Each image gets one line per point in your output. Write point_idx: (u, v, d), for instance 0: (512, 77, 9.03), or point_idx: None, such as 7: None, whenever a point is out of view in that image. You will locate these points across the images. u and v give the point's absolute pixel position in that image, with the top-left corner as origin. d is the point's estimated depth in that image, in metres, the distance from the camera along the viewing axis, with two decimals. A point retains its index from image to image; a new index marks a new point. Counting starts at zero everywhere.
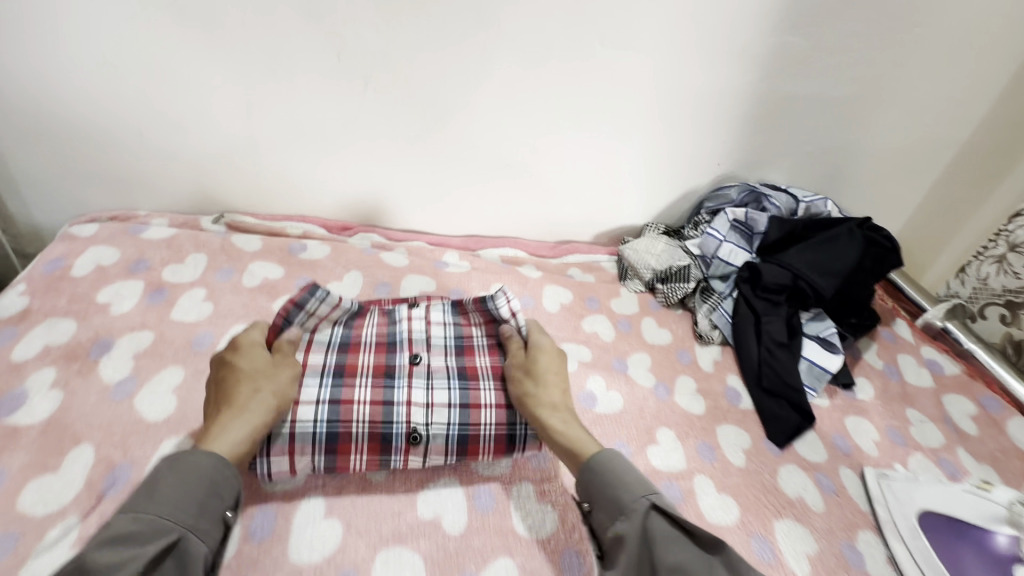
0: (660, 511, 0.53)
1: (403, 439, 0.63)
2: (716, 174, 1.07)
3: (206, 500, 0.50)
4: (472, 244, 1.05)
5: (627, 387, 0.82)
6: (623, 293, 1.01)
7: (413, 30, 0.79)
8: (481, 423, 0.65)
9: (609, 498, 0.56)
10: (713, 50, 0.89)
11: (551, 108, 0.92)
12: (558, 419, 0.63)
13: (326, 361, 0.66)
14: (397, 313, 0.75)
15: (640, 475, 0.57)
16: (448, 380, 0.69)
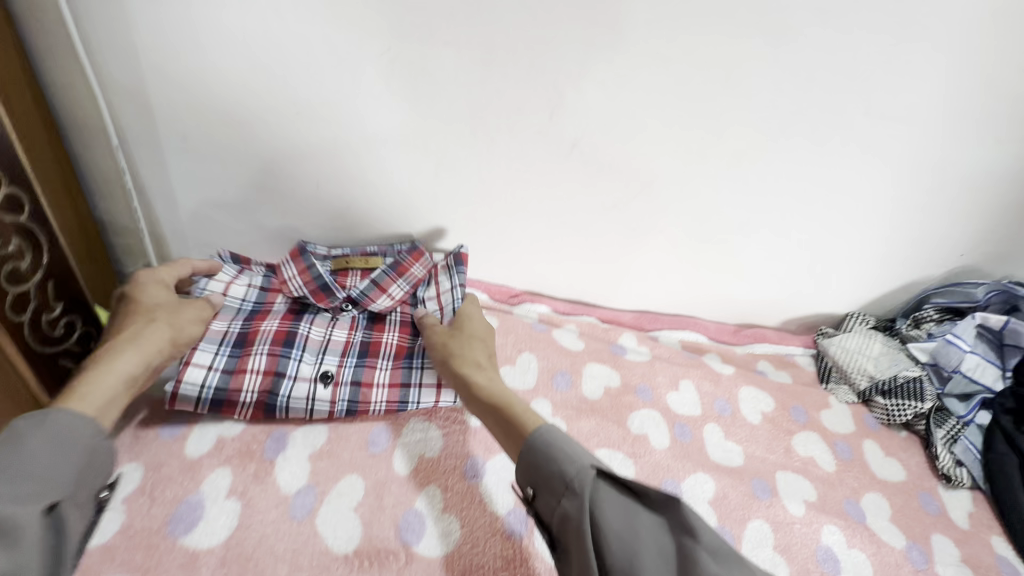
0: (607, 476, 0.46)
1: (262, 392, 0.62)
2: (954, 266, 0.88)
3: (85, 470, 0.44)
4: (646, 322, 0.91)
5: (878, 551, 0.65)
6: (831, 403, 0.84)
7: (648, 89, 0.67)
8: (241, 388, 0.61)
9: (543, 467, 0.47)
10: (989, 128, 0.73)
11: (778, 183, 0.78)
12: (483, 376, 0.59)
13: (388, 339, 0.69)
14: (392, 283, 0.72)
15: (575, 445, 0.48)
16: (302, 350, 0.65)
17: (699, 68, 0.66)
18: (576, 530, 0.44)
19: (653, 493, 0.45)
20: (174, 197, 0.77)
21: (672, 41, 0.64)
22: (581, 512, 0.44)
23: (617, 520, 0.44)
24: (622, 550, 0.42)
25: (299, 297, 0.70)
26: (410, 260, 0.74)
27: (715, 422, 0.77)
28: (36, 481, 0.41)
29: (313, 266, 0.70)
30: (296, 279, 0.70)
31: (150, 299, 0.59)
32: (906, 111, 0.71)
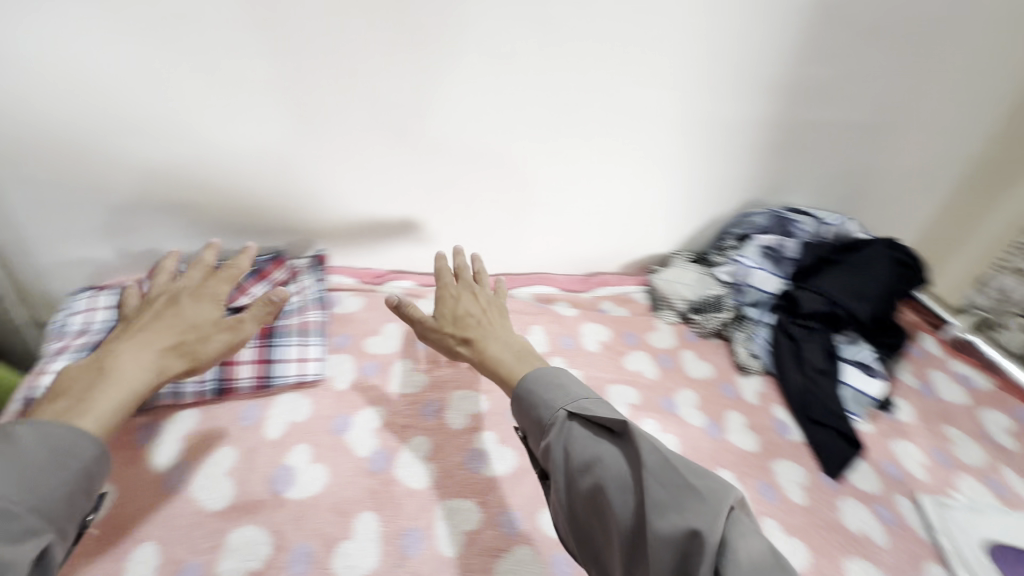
0: (580, 419, 0.57)
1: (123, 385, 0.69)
2: (742, 201, 1.07)
3: (75, 490, 0.49)
4: (503, 284, 1.04)
5: (683, 430, 0.82)
6: (658, 326, 1.01)
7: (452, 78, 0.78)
8: None
9: (529, 408, 0.61)
10: (734, 86, 0.91)
11: (583, 147, 0.92)
12: (492, 340, 0.69)
13: None
14: (255, 284, 0.83)
15: (560, 388, 0.60)
16: None
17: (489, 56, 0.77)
18: (550, 454, 0.56)
19: (616, 427, 0.55)
20: (16, 224, 0.80)
21: (458, 35, 0.74)
22: (553, 445, 0.56)
23: (583, 448, 0.55)
24: (583, 466, 0.53)
25: (156, 305, 0.82)
26: (271, 267, 0.85)
27: (559, 355, 0.91)
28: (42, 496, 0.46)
29: (175, 280, 0.84)
30: (156, 292, 0.84)
31: (192, 315, 0.66)
32: (667, 77, 0.87)
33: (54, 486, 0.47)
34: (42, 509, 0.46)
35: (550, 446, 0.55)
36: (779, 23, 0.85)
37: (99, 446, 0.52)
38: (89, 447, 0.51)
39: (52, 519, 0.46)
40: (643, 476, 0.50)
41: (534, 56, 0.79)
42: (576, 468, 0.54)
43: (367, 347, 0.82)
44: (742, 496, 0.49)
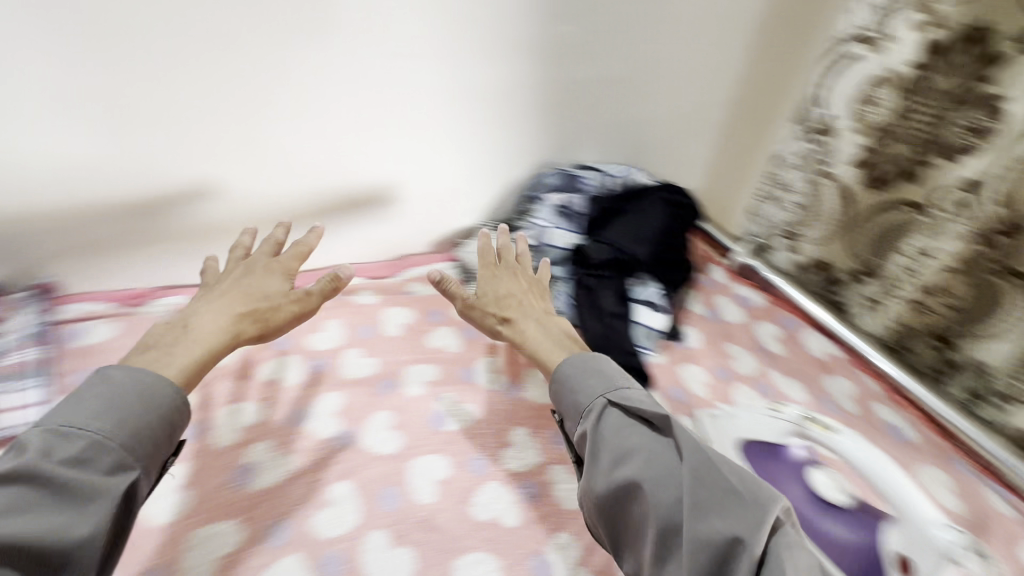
0: (614, 406, 0.63)
1: None
2: (533, 164, 1.10)
3: (167, 434, 0.54)
4: (297, 281, 0.96)
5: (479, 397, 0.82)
6: (465, 299, 1.00)
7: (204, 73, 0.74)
8: None
9: (574, 401, 0.66)
10: (490, 49, 0.91)
11: (346, 121, 0.86)
12: (533, 322, 0.78)
13: None
14: None
15: (607, 376, 0.67)
16: None
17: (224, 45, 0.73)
18: (587, 440, 0.62)
19: (657, 420, 0.60)
20: None
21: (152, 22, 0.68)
22: (587, 431, 0.62)
23: (617, 441, 0.60)
24: (618, 457, 0.58)
25: None
26: None
27: (355, 346, 0.86)
28: (117, 438, 0.49)
29: None
30: None
31: (263, 284, 0.71)
32: (410, 46, 0.84)
33: (151, 424, 0.52)
34: (132, 446, 0.50)
35: (591, 431, 0.61)
36: None
37: (176, 396, 0.56)
38: (167, 392, 0.55)
39: (135, 459, 0.50)
40: (683, 471, 0.56)
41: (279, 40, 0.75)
42: (608, 462, 0.58)
43: None
44: (786, 504, 0.55)
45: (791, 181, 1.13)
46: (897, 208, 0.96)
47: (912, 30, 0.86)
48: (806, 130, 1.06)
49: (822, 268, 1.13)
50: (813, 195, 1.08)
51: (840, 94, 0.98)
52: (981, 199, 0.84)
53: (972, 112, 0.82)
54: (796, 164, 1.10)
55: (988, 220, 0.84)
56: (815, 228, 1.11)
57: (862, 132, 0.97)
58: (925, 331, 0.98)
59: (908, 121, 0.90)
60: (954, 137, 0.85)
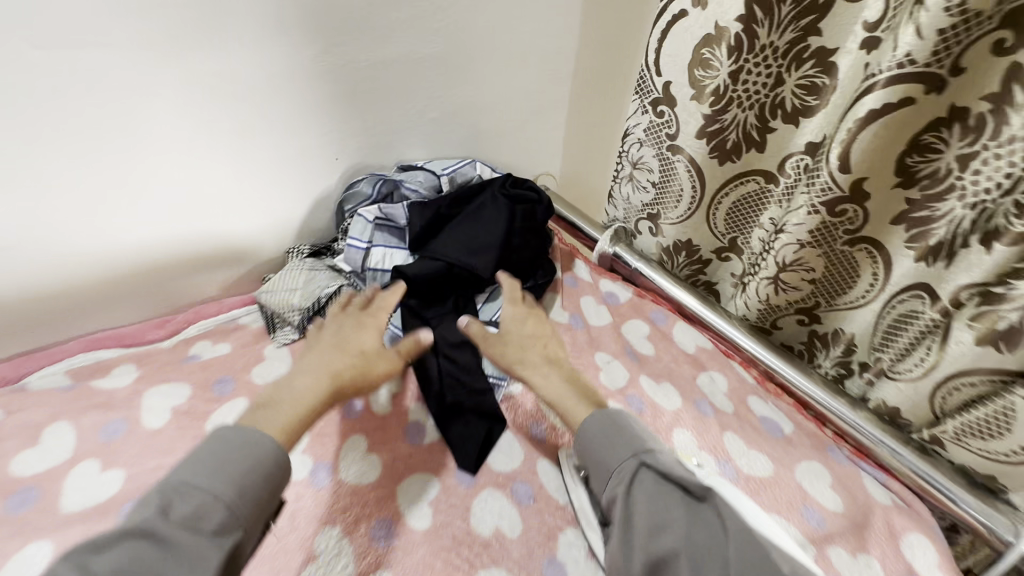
0: (649, 467, 0.55)
1: None
2: (341, 170, 0.90)
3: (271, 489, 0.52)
4: (15, 372, 0.72)
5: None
6: (270, 352, 0.80)
7: (51, 129, 0.63)
8: None
9: (603, 459, 0.59)
10: (224, 33, 0.67)
11: (77, 148, 0.65)
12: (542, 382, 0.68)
13: None
14: None
15: (631, 433, 0.59)
16: None
17: (61, 115, 0.62)
18: (617, 505, 0.54)
19: (691, 484, 0.52)
20: None
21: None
22: (619, 496, 0.54)
23: (651, 504, 0.52)
24: (654, 527, 0.50)
25: None
26: None
27: (95, 456, 0.64)
28: (216, 500, 0.47)
29: None
30: None
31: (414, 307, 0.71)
32: (88, 28, 0.59)
33: (240, 478, 0.49)
34: (233, 502, 0.47)
35: (621, 494, 0.53)
36: None
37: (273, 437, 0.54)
38: (269, 444, 0.53)
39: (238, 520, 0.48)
40: (729, 547, 0.48)
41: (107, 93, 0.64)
42: (641, 530, 0.50)
43: None
44: None
45: (647, 159, 0.99)
46: (750, 178, 0.89)
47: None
48: (643, 101, 0.94)
49: (687, 249, 1.04)
50: (666, 172, 0.97)
51: (672, 60, 0.85)
52: (823, 164, 0.74)
53: (803, 68, 0.75)
54: (643, 139, 0.98)
55: (830, 188, 0.75)
56: (676, 208, 1.00)
57: (699, 98, 0.85)
58: (791, 309, 0.92)
59: (744, 82, 0.80)
60: (792, 99, 0.79)
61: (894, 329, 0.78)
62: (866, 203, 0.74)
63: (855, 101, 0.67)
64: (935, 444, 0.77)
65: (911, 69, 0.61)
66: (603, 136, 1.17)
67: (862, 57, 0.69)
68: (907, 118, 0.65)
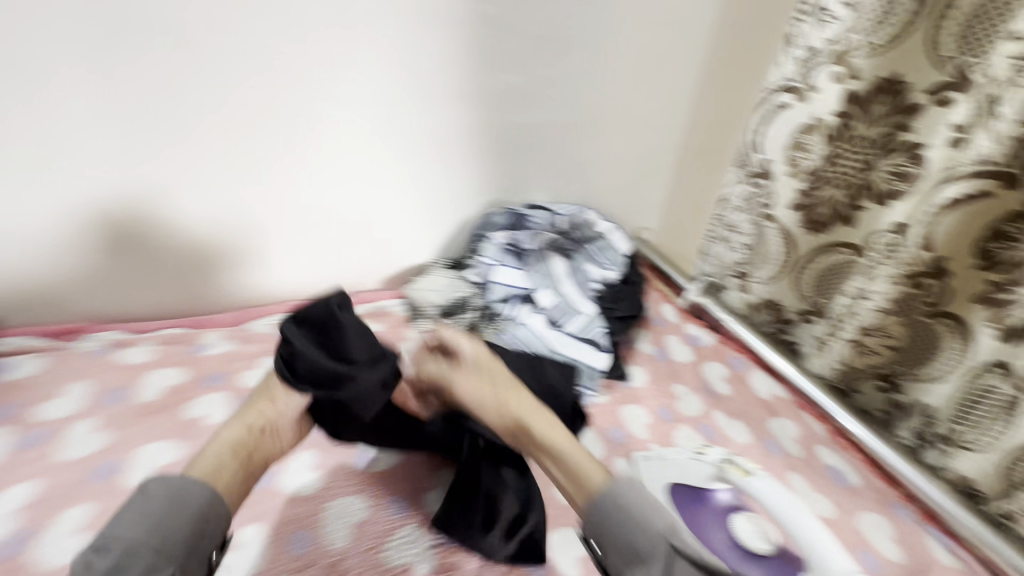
0: (682, 554, 0.54)
1: None
2: (483, 203, 1.12)
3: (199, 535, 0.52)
4: (241, 320, 0.97)
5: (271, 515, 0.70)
6: (410, 336, 1.02)
7: (325, 83, 0.86)
8: None
9: (625, 544, 0.57)
10: (426, 95, 0.93)
11: (336, 113, 0.89)
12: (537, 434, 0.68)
13: None
14: None
15: (653, 510, 0.58)
16: None
17: (337, 82, 0.87)
18: None
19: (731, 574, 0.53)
20: None
21: (93, 57, 0.73)
22: None
23: None
24: None
25: None
26: None
27: None
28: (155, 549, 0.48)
29: None
30: None
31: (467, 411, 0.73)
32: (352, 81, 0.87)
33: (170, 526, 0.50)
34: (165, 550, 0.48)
35: None
36: (453, 34, 0.89)
37: (211, 492, 0.55)
38: (201, 491, 0.54)
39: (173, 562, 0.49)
40: None
41: (313, 110, 0.87)
42: None
43: (39, 412, 0.75)
44: None
45: (739, 224, 1.13)
46: (839, 249, 0.96)
47: (832, 82, 0.89)
48: (744, 172, 1.09)
49: (773, 307, 1.12)
50: (758, 238, 1.10)
51: (775, 140, 1.00)
52: (907, 240, 0.86)
53: (893, 157, 0.85)
54: (740, 206, 1.11)
55: (915, 260, 0.85)
56: (767, 268, 1.10)
57: (793, 175, 0.99)
58: (869, 372, 0.97)
59: (836, 165, 0.92)
60: (882, 182, 0.87)
61: (970, 403, 0.83)
62: (946, 279, 0.83)
63: (939, 188, 0.80)
64: (1007, 519, 0.81)
65: (990, 167, 0.74)
66: None
67: (949, 153, 0.78)
68: (988, 209, 0.76)
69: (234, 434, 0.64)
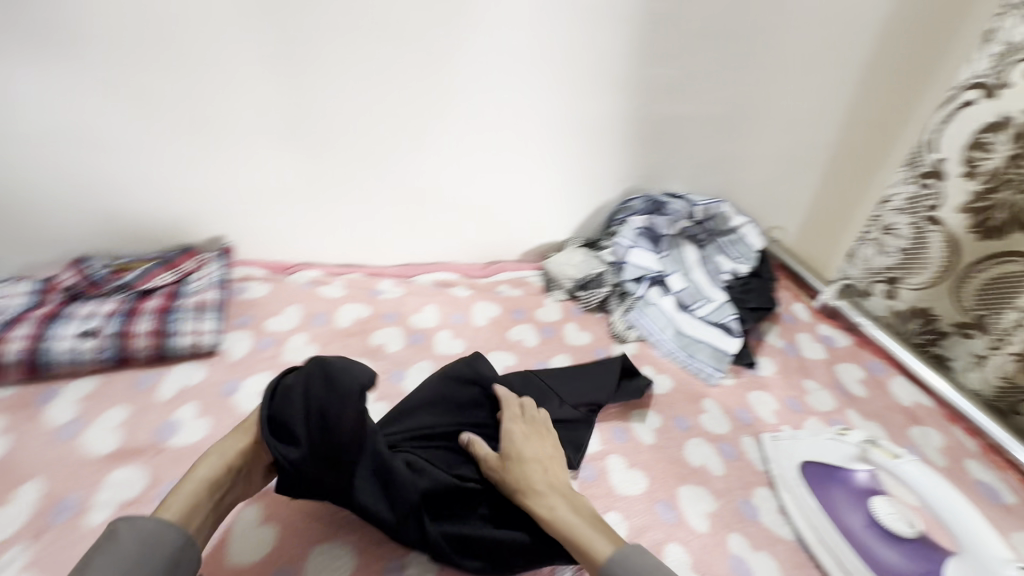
0: None
1: (35, 327, 0.80)
2: (623, 187, 1.18)
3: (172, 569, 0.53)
4: (407, 272, 1.12)
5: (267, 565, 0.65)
6: (547, 303, 1.11)
7: (510, 67, 0.95)
8: (8, 345, 0.77)
9: None
10: (588, 82, 1.01)
11: (511, 94, 0.98)
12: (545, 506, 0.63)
13: (132, 301, 0.87)
14: (145, 277, 0.90)
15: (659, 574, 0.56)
16: (61, 324, 0.81)
17: (517, 66, 0.95)
18: None
19: None
20: None
21: (319, 35, 0.84)
22: None
23: None
24: None
25: (69, 286, 0.87)
26: (182, 258, 0.94)
27: (447, 328, 1.00)
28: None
29: (89, 267, 0.90)
30: (70, 274, 0.89)
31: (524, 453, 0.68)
32: (530, 66, 0.96)
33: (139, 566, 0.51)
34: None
35: None
36: (622, 27, 0.96)
37: (184, 535, 0.55)
38: (168, 530, 0.54)
39: None
40: None
41: (494, 91, 0.97)
42: None
43: (267, 325, 0.94)
44: None
45: (899, 227, 1.07)
46: (1012, 259, 0.91)
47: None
48: (913, 172, 1.03)
49: (925, 316, 1.07)
50: (919, 243, 1.04)
51: (952, 139, 0.95)
52: None
53: None
54: (902, 207, 1.06)
55: None
56: (924, 275, 1.05)
57: (967, 176, 0.94)
58: None
59: (1023, 166, 0.87)
60: None
61: None
62: None
63: None
64: None
65: None
66: (851, 203, 1.28)
67: None
68: None
69: (209, 468, 0.61)
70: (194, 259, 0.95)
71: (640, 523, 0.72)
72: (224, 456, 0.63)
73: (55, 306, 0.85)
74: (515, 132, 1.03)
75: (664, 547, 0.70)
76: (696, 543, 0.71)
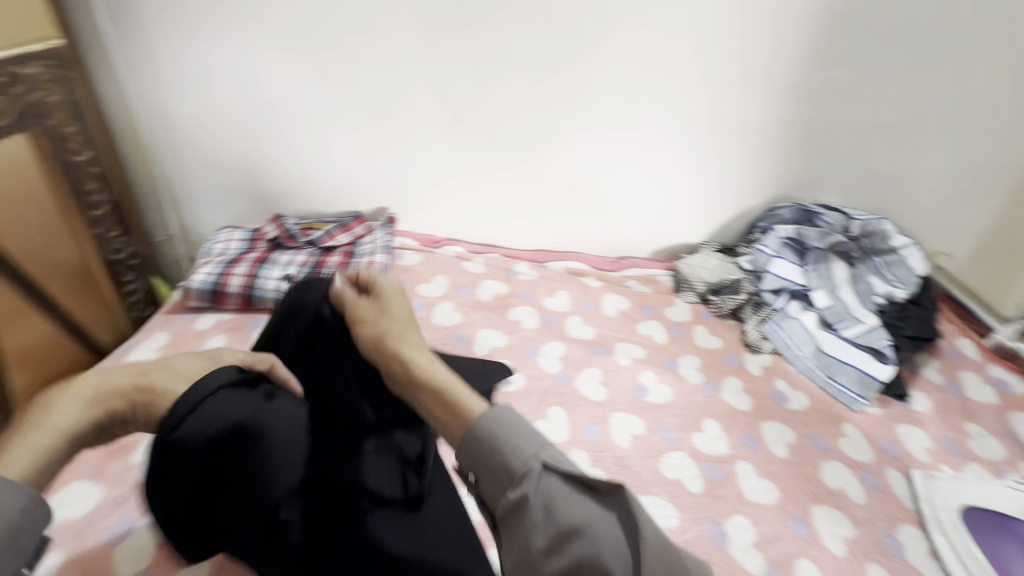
0: (555, 471, 0.49)
1: (249, 269, 0.97)
2: (770, 196, 1.13)
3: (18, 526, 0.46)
4: (540, 257, 1.18)
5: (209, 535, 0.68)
6: (676, 303, 1.10)
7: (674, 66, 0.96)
8: (232, 280, 0.95)
9: (499, 469, 0.50)
10: (752, 83, 0.98)
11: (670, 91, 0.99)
12: (422, 356, 0.59)
13: (318, 255, 1.02)
14: (328, 236, 1.05)
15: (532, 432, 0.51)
16: (269, 267, 0.98)
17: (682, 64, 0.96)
18: (523, 516, 0.48)
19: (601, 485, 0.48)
20: (195, 204, 1.12)
21: (500, 32, 0.92)
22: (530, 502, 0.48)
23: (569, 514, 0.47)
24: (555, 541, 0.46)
25: (273, 238, 1.04)
26: (355, 224, 1.08)
27: (578, 314, 1.04)
28: None
29: (286, 224, 1.07)
30: (274, 229, 1.06)
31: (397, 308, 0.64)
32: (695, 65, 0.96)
33: None
34: None
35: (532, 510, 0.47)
36: (799, 28, 0.93)
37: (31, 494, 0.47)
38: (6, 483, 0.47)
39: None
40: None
41: (653, 89, 0.98)
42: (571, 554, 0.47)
43: (419, 290, 1.05)
44: None
45: None
46: None
47: None
48: None
49: None
50: None
51: None
52: None
53: None
54: None
55: None
56: None
57: None
58: None
59: None
60: None
61: None
62: None
63: None
64: None
65: None
66: None
67: None
68: None
69: (75, 412, 0.52)
70: (366, 227, 1.09)
71: (770, 532, 0.71)
72: (94, 401, 0.53)
73: (263, 254, 1.02)
74: (668, 130, 1.03)
75: (796, 560, 0.69)
76: (830, 564, 0.69)
